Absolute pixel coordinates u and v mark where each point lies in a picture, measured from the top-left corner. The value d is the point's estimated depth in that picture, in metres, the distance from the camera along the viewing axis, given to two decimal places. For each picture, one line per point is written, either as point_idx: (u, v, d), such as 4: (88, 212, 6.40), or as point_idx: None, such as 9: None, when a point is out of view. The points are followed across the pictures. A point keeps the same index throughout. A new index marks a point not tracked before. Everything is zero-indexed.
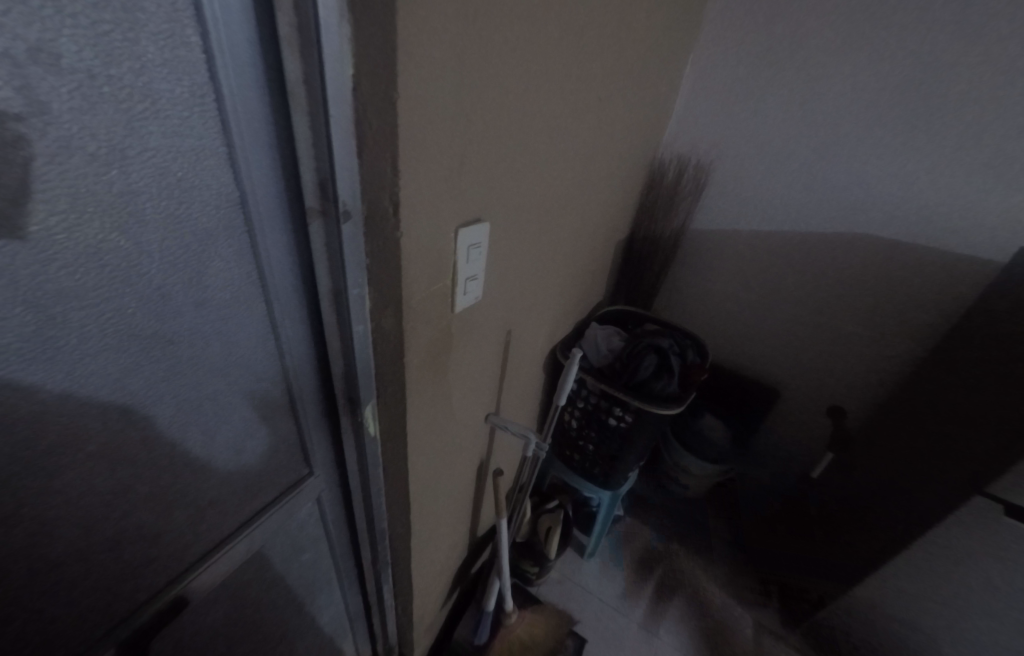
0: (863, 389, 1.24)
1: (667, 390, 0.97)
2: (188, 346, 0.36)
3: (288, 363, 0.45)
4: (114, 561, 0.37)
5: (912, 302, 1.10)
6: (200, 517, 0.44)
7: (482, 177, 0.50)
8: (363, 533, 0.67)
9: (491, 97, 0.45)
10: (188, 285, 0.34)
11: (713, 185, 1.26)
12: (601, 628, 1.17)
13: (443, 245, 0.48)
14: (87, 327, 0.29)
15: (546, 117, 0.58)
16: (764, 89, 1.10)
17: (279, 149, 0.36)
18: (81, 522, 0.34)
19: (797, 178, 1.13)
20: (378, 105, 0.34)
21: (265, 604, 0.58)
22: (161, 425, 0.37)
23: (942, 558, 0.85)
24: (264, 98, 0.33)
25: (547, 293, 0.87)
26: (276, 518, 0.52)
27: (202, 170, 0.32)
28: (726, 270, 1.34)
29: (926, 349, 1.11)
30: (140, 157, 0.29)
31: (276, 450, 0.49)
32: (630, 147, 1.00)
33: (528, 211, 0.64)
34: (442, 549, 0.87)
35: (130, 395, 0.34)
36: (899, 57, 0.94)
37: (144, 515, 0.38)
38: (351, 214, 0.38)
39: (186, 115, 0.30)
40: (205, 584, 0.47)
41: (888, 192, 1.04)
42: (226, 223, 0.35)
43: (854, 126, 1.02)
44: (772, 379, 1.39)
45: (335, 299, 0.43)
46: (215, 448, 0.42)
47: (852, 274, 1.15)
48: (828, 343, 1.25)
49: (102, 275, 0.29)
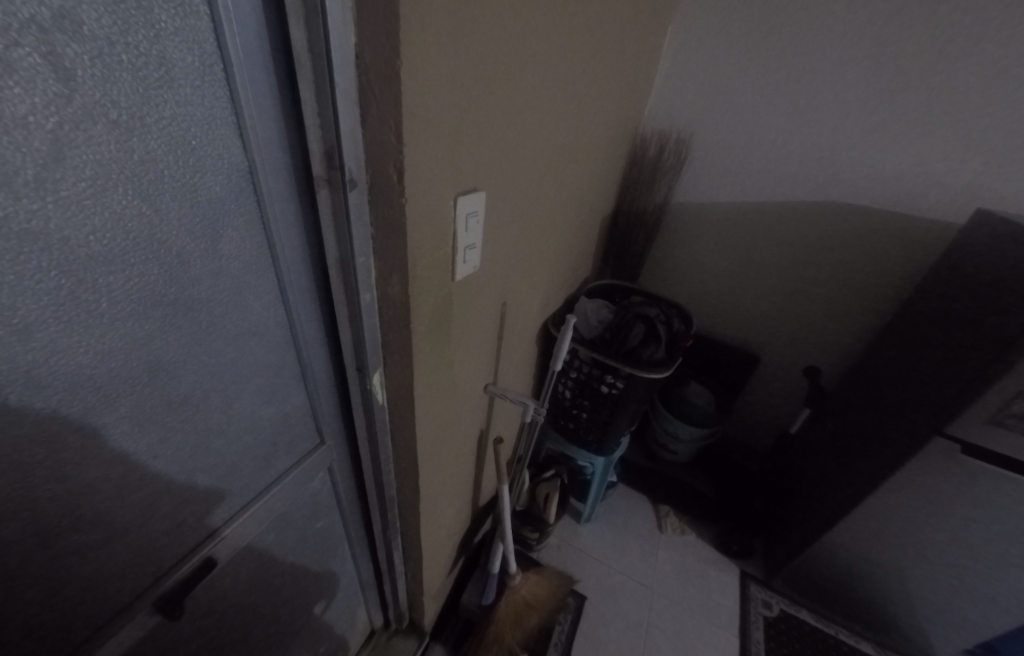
0: (832, 350, 1.32)
1: (655, 357, 1.00)
2: (207, 311, 0.39)
3: (298, 332, 0.48)
4: (147, 519, 0.41)
5: (887, 265, 1.15)
6: (226, 479, 0.47)
7: (478, 147, 0.50)
8: (373, 499, 0.72)
9: (487, 69, 0.46)
10: (204, 252, 0.36)
11: (692, 158, 1.28)
12: (600, 586, 1.23)
13: (443, 215, 0.49)
14: (115, 293, 0.32)
15: (539, 91, 0.59)
16: (736, 62, 1.12)
17: (285, 120, 0.37)
18: (121, 483, 0.37)
19: (775, 148, 1.16)
20: (381, 76, 0.36)
21: (283, 567, 0.62)
22: (185, 389, 0.39)
23: (915, 505, 0.91)
24: (271, 68, 0.35)
25: (541, 264, 0.89)
26: (292, 484, 0.56)
27: (215, 139, 0.34)
28: (711, 244, 1.36)
29: (893, 310, 1.18)
30: (157, 125, 0.30)
31: (289, 416, 0.52)
32: (616, 119, 1.02)
33: (520, 183, 0.64)
34: (449, 513, 0.92)
35: (158, 358, 0.36)
36: (875, 29, 0.97)
37: (173, 475, 0.41)
38: (357, 182, 0.40)
39: (198, 84, 0.31)
40: (231, 548, 0.51)
41: (864, 161, 1.08)
42: (237, 192, 0.37)
43: (839, 96, 1.05)
44: (753, 347, 1.44)
45: (341, 267, 0.45)
46: (234, 411, 0.45)
47: (833, 242, 1.19)
48: (807, 310, 1.31)
49: (128, 241, 0.31)
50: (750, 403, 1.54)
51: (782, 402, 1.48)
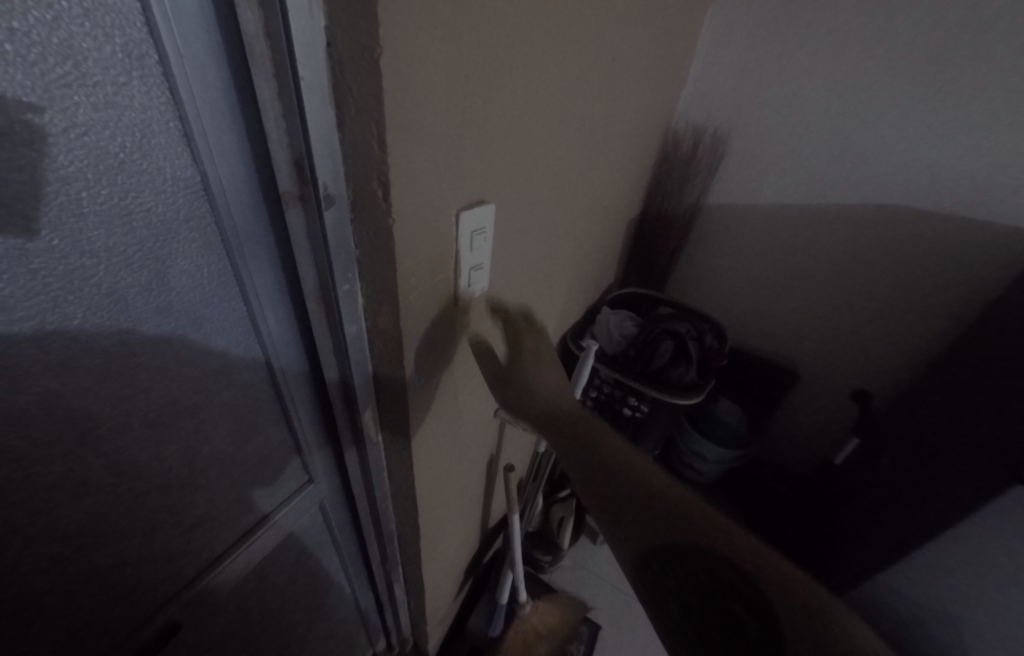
0: (882, 369, 1.19)
1: (685, 379, 0.91)
2: (155, 356, 0.33)
3: (276, 367, 0.42)
4: (93, 589, 0.36)
5: (954, 279, 1.02)
6: (194, 534, 0.42)
7: (485, 155, 0.43)
8: (371, 534, 0.66)
9: (494, 67, 0.39)
10: (148, 288, 0.30)
11: (729, 156, 1.16)
12: (615, 615, 1.15)
13: (443, 234, 0.42)
14: (24, 345, 0.26)
15: (556, 91, 0.51)
16: (782, 52, 1.01)
17: (247, 124, 0.30)
18: (56, 556, 0.32)
19: (826, 144, 1.03)
20: (357, 64, 0.28)
21: (270, 611, 0.57)
22: (130, 448, 0.34)
23: (981, 559, 0.80)
24: (222, 59, 0.27)
25: (558, 277, 0.81)
26: (274, 530, 0.51)
27: (150, 150, 0.27)
28: (749, 250, 1.25)
29: (958, 329, 1.05)
30: (66, 136, 0.24)
31: (269, 457, 0.46)
32: (645, 117, 0.93)
33: (535, 191, 0.57)
34: (454, 541, 0.86)
35: (92, 415, 0.30)
36: (944, 13, 0.85)
37: (126, 540, 0.36)
38: (335, 199, 0.33)
39: (123, 82, 0.25)
40: (201, 603, 0.46)
41: (931, 160, 0.95)
42: (188, 213, 0.30)
43: (907, 86, 0.92)
44: (791, 362, 1.33)
45: (322, 296, 0.39)
46: (200, 459, 0.39)
47: (888, 250, 1.07)
48: (855, 325, 1.18)
49: (36, 282, 0.25)
50: (786, 422, 1.42)
51: (823, 423, 1.36)
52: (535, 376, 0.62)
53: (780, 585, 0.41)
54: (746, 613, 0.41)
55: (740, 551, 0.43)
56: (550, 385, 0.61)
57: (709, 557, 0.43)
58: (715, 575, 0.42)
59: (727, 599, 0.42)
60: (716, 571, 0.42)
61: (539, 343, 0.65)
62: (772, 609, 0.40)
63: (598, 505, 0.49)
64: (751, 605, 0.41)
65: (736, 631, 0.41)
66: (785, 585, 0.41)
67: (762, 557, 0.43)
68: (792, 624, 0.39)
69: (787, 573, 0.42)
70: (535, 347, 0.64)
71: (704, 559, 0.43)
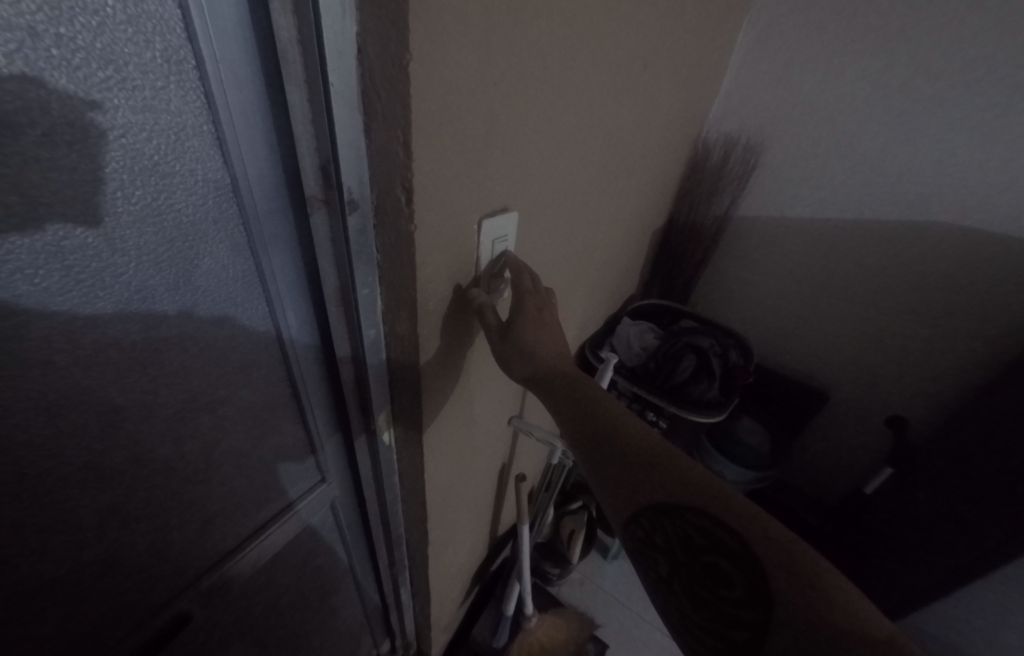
0: (919, 395, 1.13)
1: (707, 396, 0.88)
2: (178, 353, 0.33)
3: (294, 367, 0.42)
4: (109, 576, 0.36)
5: (1003, 303, 0.95)
6: (208, 528, 0.43)
7: (511, 163, 0.43)
8: (380, 536, 0.66)
9: (524, 74, 0.38)
10: (174, 285, 0.31)
11: (761, 168, 1.13)
12: (624, 634, 1.12)
13: (464, 241, 0.42)
14: (54, 339, 0.27)
15: (585, 100, 0.51)
16: (821, 64, 0.98)
17: (277, 127, 0.30)
18: (76, 541, 0.33)
19: (864, 158, 1.00)
20: (387, 71, 0.28)
21: (278, 608, 0.58)
22: (150, 441, 0.34)
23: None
24: (255, 65, 0.28)
25: (580, 285, 0.80)
26: (286, 527, 0.51)
27: (183, 153, 0.28)
28: (778, 265, 1.21)
29: (1006, 356, 0.98)
30: (104, 136, 0.24)
31: (284, 456, 0.47)
32: (674, 127, 0.91)
33: (559, 200, 0.56)
34: (463, 547, 0.85)
35: (115, 407, 0.31)
36: (998, 25, 0.81)
37: (142, 531, 0.37)
38: (358, 204, 0.33)
39: (160, 86, 0.25)
40: (211, 596, 0.46)
41: (980, 178, 0.90)
42: (216, 213, 0.31)
43: (958, 98, 0.87)
44: (819, 383, 1.27)
45: (342, 299, 0.39)
46: (217, 455, 0.40)
47: (930, 271, 1.01)
48: (891, 347, 1.13)
49: (69, 277, 0.26)
50: (812, 444, 1.37)
51: (852, 449, 1.30)
52: (533, 339, 0.49)
53: (770, 547, 0.39)
54: (734, 570, 0.40)
55: (731, 512, 0.42)
56: (549, 344, 0.51)
57: (698, 518, 0.42)
58: (704, 535, 0.42)
59: (715, 557, 0.42)
60: (702, 528, 0.42)
61: (543, 301, 0.51)
62: (759, 568, 0.39)
63: (590, 468, 0.49)
64: (739, 562, 0.40)
65: (724, 585, 0.41)
66: (778, 547, 0.39)
67: (754, 518, 0.41)
68: (780, 586, 0.38)
69: (779, 532, 0.40)
70: (537, 306, 0.50)
71: (690, 519, 0.42)
